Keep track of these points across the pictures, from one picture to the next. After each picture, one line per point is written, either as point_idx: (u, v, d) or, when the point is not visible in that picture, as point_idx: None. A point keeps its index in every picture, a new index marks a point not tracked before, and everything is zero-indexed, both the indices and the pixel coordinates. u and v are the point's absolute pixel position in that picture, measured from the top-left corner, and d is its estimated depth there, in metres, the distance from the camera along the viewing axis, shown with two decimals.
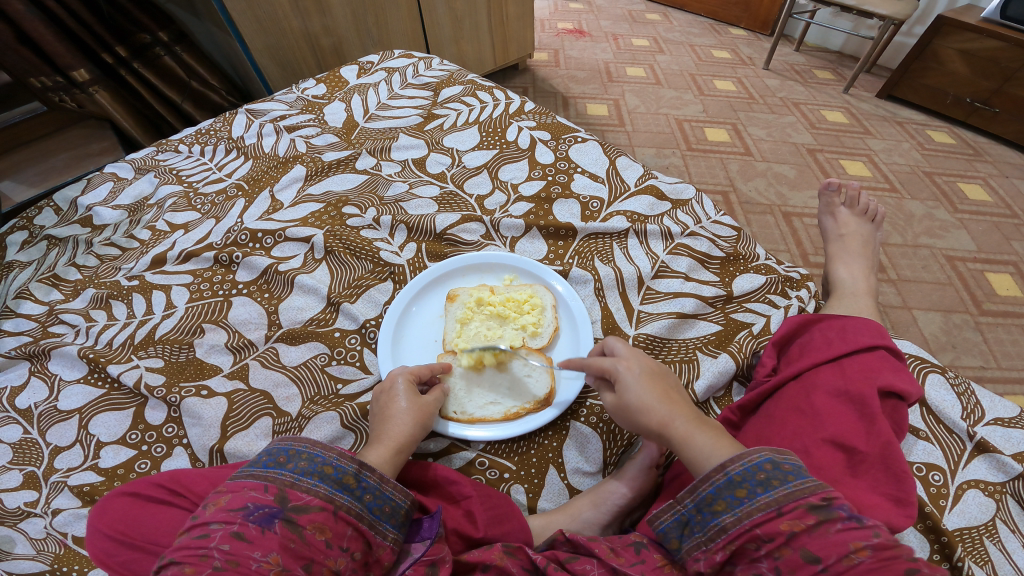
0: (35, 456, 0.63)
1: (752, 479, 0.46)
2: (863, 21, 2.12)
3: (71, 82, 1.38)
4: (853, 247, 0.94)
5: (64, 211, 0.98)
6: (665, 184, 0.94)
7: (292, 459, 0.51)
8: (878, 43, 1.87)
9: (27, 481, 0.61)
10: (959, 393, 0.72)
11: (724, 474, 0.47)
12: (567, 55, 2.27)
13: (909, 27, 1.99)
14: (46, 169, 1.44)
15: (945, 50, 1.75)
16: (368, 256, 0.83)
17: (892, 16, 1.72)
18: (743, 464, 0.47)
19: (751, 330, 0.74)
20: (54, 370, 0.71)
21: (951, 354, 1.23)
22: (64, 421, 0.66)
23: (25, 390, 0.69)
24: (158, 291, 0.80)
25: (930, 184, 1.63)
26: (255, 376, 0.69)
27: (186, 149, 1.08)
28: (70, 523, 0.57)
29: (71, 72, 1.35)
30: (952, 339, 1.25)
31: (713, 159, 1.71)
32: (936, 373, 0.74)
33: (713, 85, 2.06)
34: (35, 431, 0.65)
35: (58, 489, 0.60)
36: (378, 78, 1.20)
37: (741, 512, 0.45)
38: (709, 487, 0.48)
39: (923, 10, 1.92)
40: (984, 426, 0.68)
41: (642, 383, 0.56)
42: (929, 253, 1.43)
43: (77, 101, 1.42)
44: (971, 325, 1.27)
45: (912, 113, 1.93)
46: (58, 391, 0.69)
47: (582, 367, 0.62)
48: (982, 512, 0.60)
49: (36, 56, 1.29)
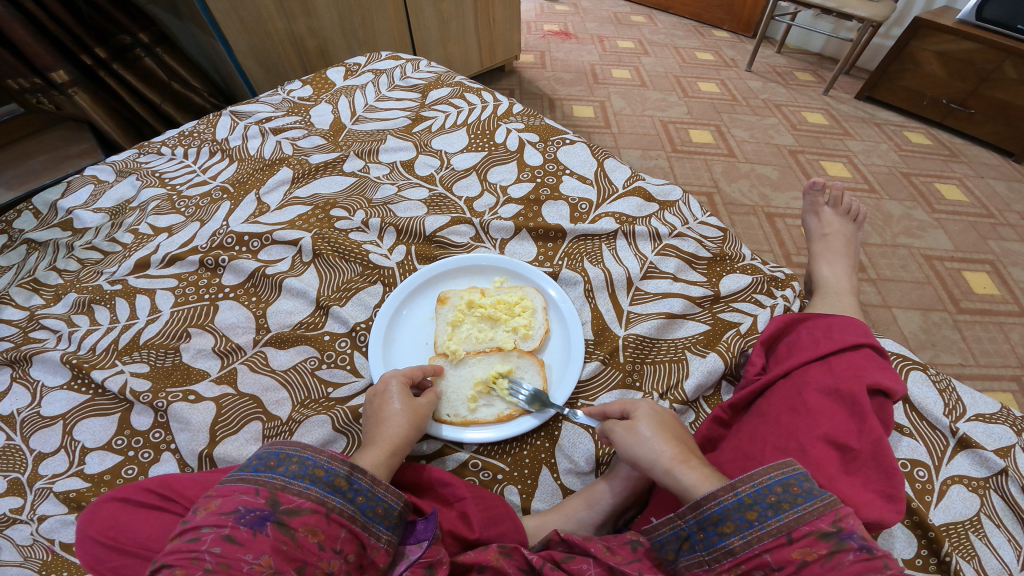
0: (18, 463, 0.62)
1: (763, 501, 0.47)
2: (842, 24, 2.17)
3: (49, 84, 1.35)
4: (837, 246, 0.95)
5: (43, 214, 0.96)
6: (652, 186, 0.95)
7: (284, 462, 0.51)
8: (857, 45, 1.91)
9: (10, 488, 0.60)
10: (941, 390, 0.74)
11: (734, 494, 0.48)
12: (553, 57, 2.28)
13: (886, 29, 2.04)
14: (24, 172, 1.41)
15: (921, 52, 1.80)
16: (357, 258, 0.83)
17: (870, 18, 1.75)
18: (754, 485, 0.48)
19: (739, 329, 0.75)
20: (36, 376, 0.70)
21: (929, 351, 1.26)
22: (48, 427, 0.64)
23: (6, 396, 0.68)
24: (142, 296, 0.79)
25: (908, 185, 1.67)
26: (243, 381, 0.68)
27: (168, 151, 1.07)
28: (57, 530, 0.56)
29: (49, 73, 1.32)
30: (931, 336, 1.28)
31: (698, 160, 1.73)
32: (918, 371, 0.76)
33: (697, 87, 2.08)
34: (19, 437, 0.64)
35: (43, 495, 0.59)
36: (364, 79, 1.19)
37: (750, 535, 0.46)
38: (716, 506, 0.48)
39: (900, 12, 1.96)
40: (966, 422, 0.70)
41: (655, 421, 0.58)
42: (907, 252, 1.47)
43: (55, 102, 1.39)
44: (949, 323, 1.31)
45: (890, 115, 1.97)
46: (42, 397, 0.67)
47: (602, 413, 0.63)
48: (966, 507, 0.62)
49: (15, 57, 1.26)
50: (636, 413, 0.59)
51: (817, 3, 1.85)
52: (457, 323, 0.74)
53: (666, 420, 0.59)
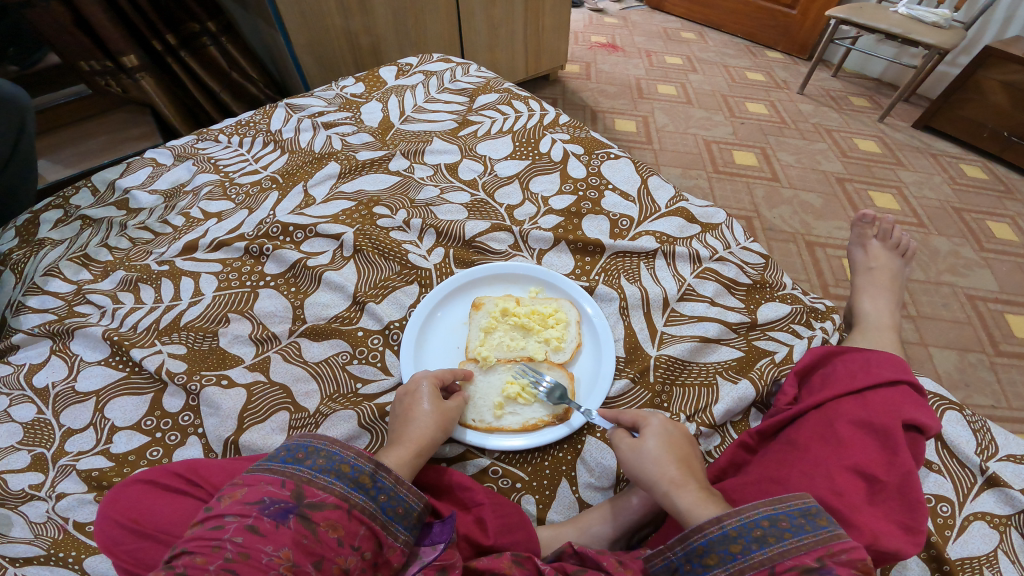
0: (45, 438, 0.64)
1: (747, 535, 0.46)
2: (905, 50, 2.11)
3: (119, 67, 1.42)
4: (881, 280, 0.93)
5: (101, 192, 1.00)
6: (696, 208, 0.93)
7: (311, 456, 0.51)
8: (920, 72, 1.85)
9: (34, 463, 0.62)
10: (975, 429, 0.71)
11: (718, 527, 0.48)
12: (599, 69, 2.28)
13: (953, 57, 1.97)
14: (82, 151, 1.50)
15: (988, 81, 1.73)
16: (396, 257, 0.84)
17: (938, 45, 1.70)
18: (739, 519, 0.47)
19: (773, 358, 0.73)
20: (75, 351, 0.73)
21: (962, 392, 1.21)
22: (80, 403, 0.67)
23: (44, 368, 0.71)
24: (187, 278, 0.82)
25: (959, 221, 1.61)
26: (275, 369, 0.70)
27: (225, 139, 1.10)
28: (72, 509, 0.57)
29: (121, 57, 1.39)
30: (966, 377, 1.23)
31: (739, 183, 1.70)
32: (953, 411, 0.73)
33: (745, 108, 2.05)
34: (49, 412, 0.66)
35: (65, 473, 0.61)
36: (415, 80, 1.21)
37: (733, 568, 0.46)
38: (701, 538, 0.48)
39: (970, 40, 1.90)
40: (997, 462, 0.68)
41: (663, 441, 0.57)
42: (950, 291, 1.41)
43: (123, 86, 1.46)
44: (985, 364, 1.25)
45: (947, 145, 1.91)
46: (77, 372, 0.70)
47: (615, 418, 0.63)
48: (985, 543, 0.61)
49: (91, 41, 1.35)
50: (646, 429, 0.59)
51: (881, 29, 1.80)
52: (490, 330, 0.74)
53: (678, 438, 0.58)
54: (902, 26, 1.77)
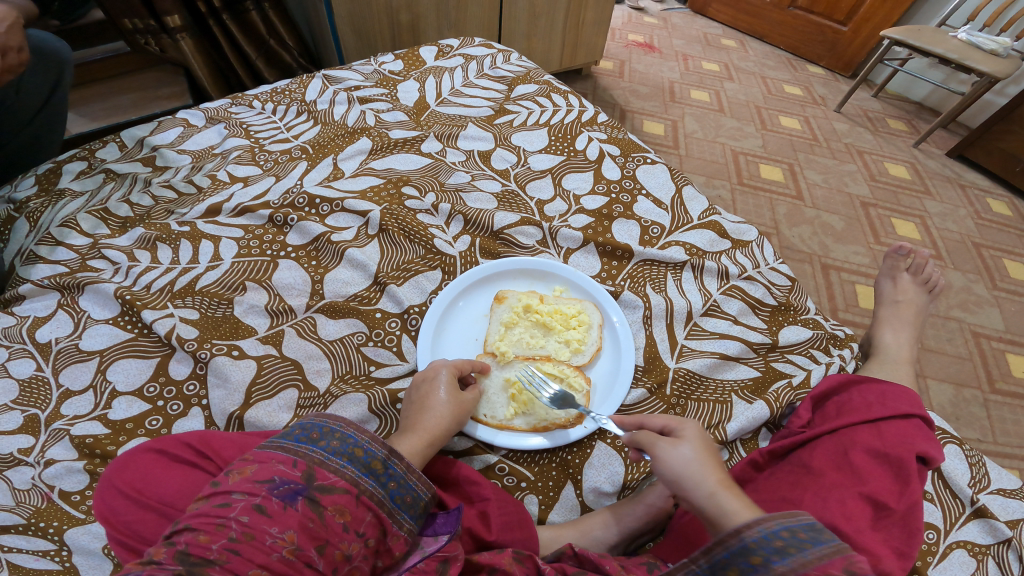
0: (41, 398, 0.63)
1: (768, 547, 0.42)
2: (954, 76, 2.07)
3: (161, 27, 1.41)
4: (906, 314, 0.92)
5: (128, 148, 0.99)
6: (728, 223, 0.92)
7: (325, 437, 0.50)
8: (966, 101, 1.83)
9: (25, 425, 0.61)
10: (972, 464, 0.71)
11: (738, 540, 0.44)
12: (633, 68, 2.25)
13: (1002, 87, 1.94)
14: (113, 107, 1.48)
15: None
16: (422, 241, 0.83)
17: (992, 74, 1.68)
18: (760, 530, 0.43)
19: (790, 381, 0.72)
20: (83, 307, 0.72)
21: (952, 424, 1.21)
22: (81, 363, 0.66)
23: (49, 322, 0.70)
24: (207, 242, 0.81)
25: (977, 256, 1.59)
26: (288, 345, 0.69)
27: (259, 105, 1.08)
28: (59, 477, 0.57)
29: (164, 16, 1.37)
30: (958, 411, 1.23)
31: (762, 198, 1.68)
32: (953, 444, 0.72)
33: (778, 122, 2.02)
34: (49, 370, 0.65)
35: (58, 437, 0.60)
36: (455, 63, 1.20)
37: None
38: (722, 551, 0.44)
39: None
40: (987, 494, 0.68)
41: (702, 445, 0.53)
42: (957, 326, 1.40)
43: (161, 45, 1.45)
44: (979, 401, 1.25)
45: (977, 177, 1.88)
46: (83, 330, 0.69)
47: (638, 425, 0.59)
48: (962, 570, 0.61)
49: None
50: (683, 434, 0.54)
51: (936, 53, 1.77)
52: (510, 325, 0.73)
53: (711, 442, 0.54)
54: (959, 52, 1.74)
